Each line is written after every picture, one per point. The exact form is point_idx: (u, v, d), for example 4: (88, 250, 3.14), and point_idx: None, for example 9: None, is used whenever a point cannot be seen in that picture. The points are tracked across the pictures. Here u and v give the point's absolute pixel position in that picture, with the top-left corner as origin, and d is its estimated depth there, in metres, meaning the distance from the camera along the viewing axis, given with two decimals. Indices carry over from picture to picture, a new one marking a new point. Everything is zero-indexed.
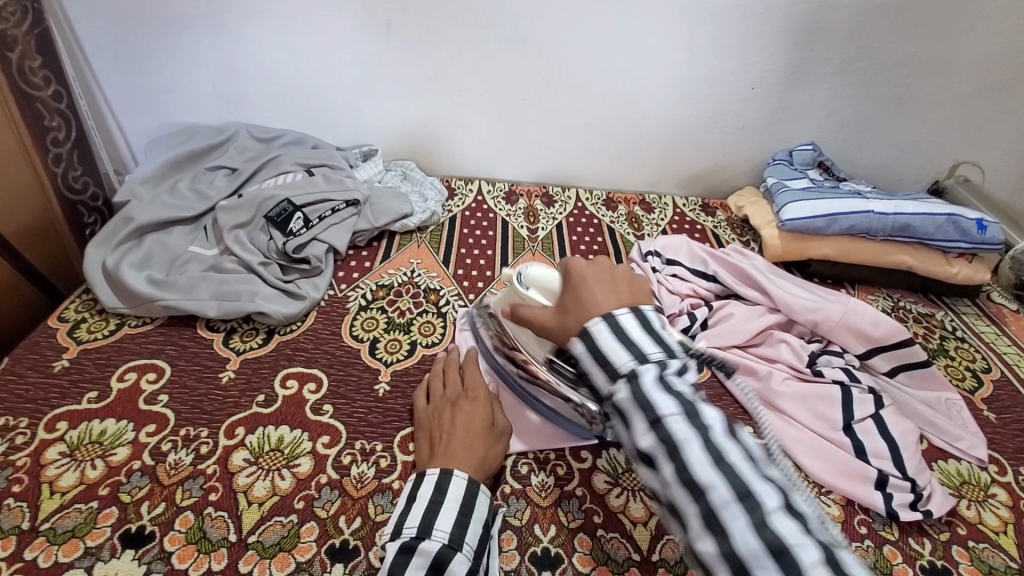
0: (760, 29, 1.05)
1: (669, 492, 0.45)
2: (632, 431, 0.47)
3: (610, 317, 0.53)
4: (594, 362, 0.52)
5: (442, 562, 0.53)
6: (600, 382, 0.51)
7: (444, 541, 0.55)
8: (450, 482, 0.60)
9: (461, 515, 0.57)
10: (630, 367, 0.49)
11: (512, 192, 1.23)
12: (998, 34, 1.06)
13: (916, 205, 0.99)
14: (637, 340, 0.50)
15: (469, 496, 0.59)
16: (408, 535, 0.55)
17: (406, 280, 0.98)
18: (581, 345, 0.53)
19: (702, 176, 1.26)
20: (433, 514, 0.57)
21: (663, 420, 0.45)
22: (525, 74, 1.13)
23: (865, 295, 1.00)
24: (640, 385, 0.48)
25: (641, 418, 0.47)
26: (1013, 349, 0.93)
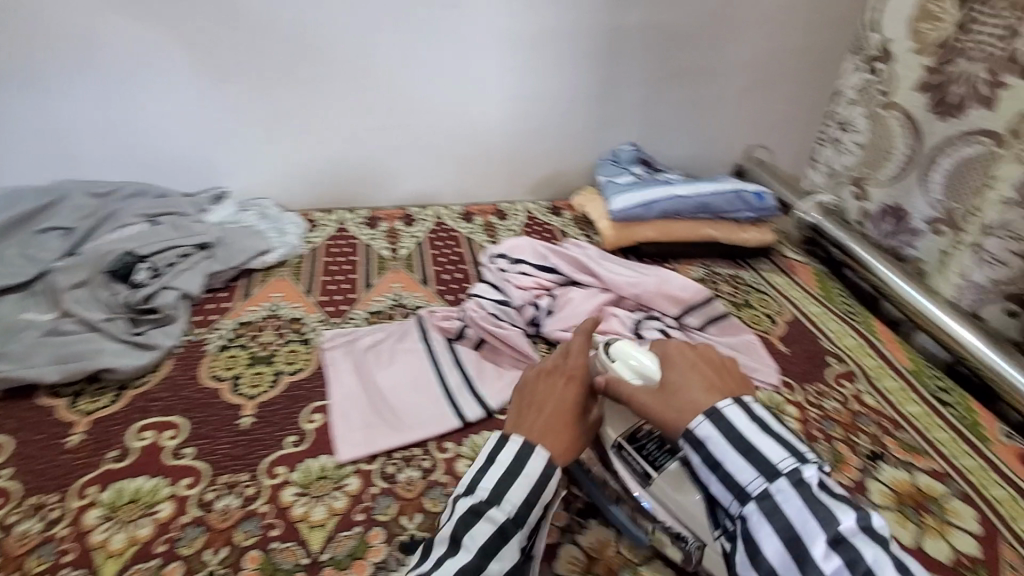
0: (568, 48, 1.22)
1: None
2: (808, 546, 0.48)
3: (742, 403, 0.57)
4: (740, 453, 0.53)
5: (505, 530, 0.56)
6: (742, 476, 0.53)
7: (510, 513, 0.58)
8: (531, 459, 0.61)
9: (507, 478, 0.59)
10: (791, 465, 0.52)
11: (374, 217, 1.28)
12: (756, 40, 1.28)
13: (711, 186, 1.17)
14: (762, 449, 0.53)
15: (520, 459, 0.60)
16: (479, 498, 0.58)
17: (268, 314, 0.99)
18: (711, 426, 0.55)
19: (548, 181, 1.39)
20: (505, 484, 0.59)
21: (845, 537, 0.48)
22: (366, 104, 1.21)
23: (686, 267, 1.16)
24: (804, 488, 0.51)
25: (824, 532, 0.48)
26: (801, 293, 1.12)
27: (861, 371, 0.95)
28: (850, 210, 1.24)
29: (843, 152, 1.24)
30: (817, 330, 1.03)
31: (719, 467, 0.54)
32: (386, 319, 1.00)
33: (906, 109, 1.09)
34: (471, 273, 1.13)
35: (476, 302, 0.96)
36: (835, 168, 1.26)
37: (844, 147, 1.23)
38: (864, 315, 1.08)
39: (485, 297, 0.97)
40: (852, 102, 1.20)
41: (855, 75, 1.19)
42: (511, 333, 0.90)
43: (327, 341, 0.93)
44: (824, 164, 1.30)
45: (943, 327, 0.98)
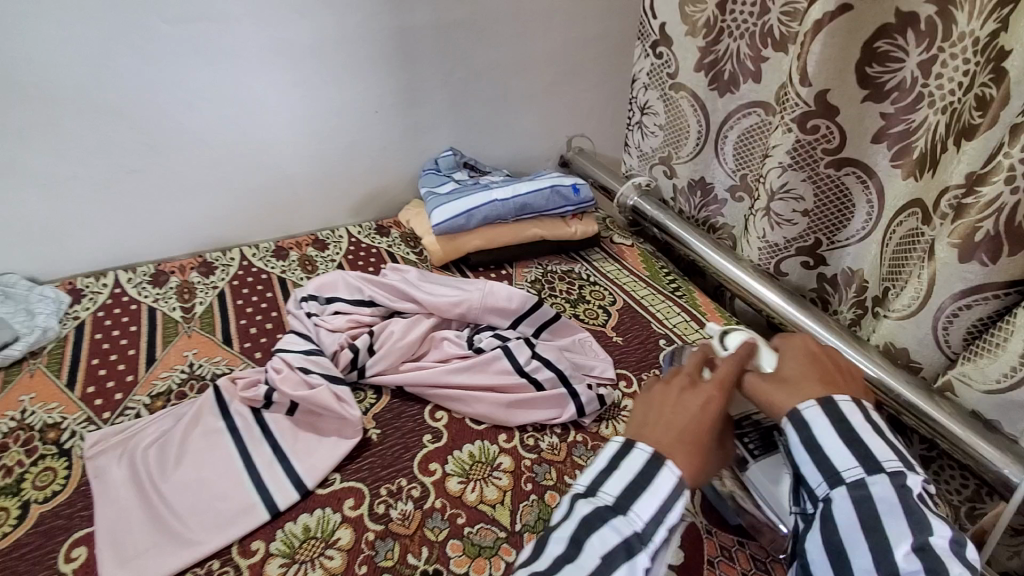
0: (354, 57, 1.11)
1: None
2: (890, 545, 0.49)
3: (860, 405, 0.58)
4: (847, 441, 0.55)
5: (630, 543, 0.51)
6: (838, 465, 0.54)
7: (637, 525, 0.52)
8: (659, 475, 0.54)
9: (640, 483, 0.54)
10: (894, 466, 0.53)
11: (160, 272, 1.08)
12: (552, 30, 1.27)
13: (528, 184, 1.15)
14: (868, 443, 0.55)
15: (649, 471, 0.54)
16: (605, 500, 0.54)
17: (14, 426, 0.79)
18: (822, 407, 0.57)
19: (369, 199, 1.28)
20: (632, 495, 0.53)
21: (930, 546, 0.49)
22: (118, 142, 1.02)
23: (520, 270, 1.13)
24: (863, 493, 0.52)
25: (909, 535, 0.49)
26: (630, 278, 1.14)
27: (687, 347, 0.98)
28: (663, 189, 1.28)
29: (648, 135, 1.26)
30: (646, 313, 1.05)
31: (818, 454, 0.55)
32: (176, 398, 0.83)
33: (692, 90, 1.12)
34: (284, 319, 0.99)
35: (284, 359, 0.83)
36: (645, 150, 1.28)
37: (648, 130, 1.25)
38: (688, 288, 1.12)
39: (291, 350, 0.85)
40: (647, 87, 1.22)
41: (644, 61, 1.20)
42: (323, 392, 0.78)
43: (87, 450, 0.74)
44: (634, 146, 1.32)
45: (749, 288, 1.05)
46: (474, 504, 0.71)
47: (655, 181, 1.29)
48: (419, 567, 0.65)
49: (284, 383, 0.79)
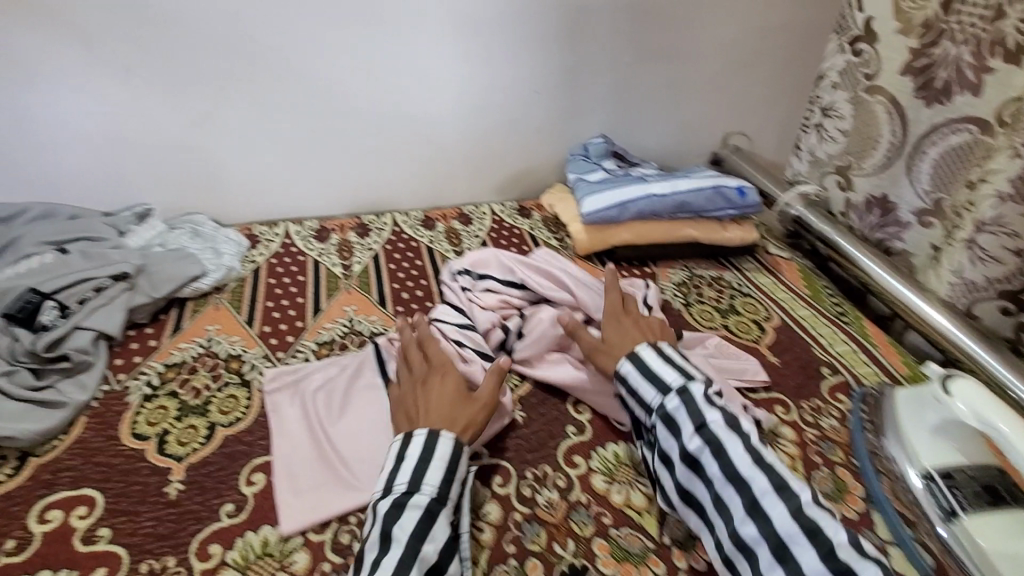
0: (527, 37, 1.11)
1: (717, 485, 0.64)
2: (683, 439, 0.67)
3: (655, 346, 0.76)
4: (647, 380, 0.73)
5: (431, 512, 0.62)
6: (649, 396, 0.72)
7: (431, 494, 0.63)
8: (438, 444, 0.66)
9: (420, 464, 0.65)
10: (679, 382, 0.71)
11: (323, 229, 1.15)
12: (731, 20, 1.20)
13: (689, 182, 1.09)
14: (660, 373, 0.73)
15: (429, 447, 0.65)
16: (398, 492, 0.62)
17: (201, 352, 0.87)
18: (631, 365, 0.75)
19: (515, 179, 1.28)
20: (421, 471, 0.64)
21: (709, 427, 0.67)
22: (303, 101, 1.07)
23: (666, 270, 1.08)
24: (669, 408, 0.70)
25: (693, 426, 0.67)
26: (788, 294, 1.05)
27: (856, 380, 0.89)
28: (833, 202, 1.17)
29: (826, 139, 1.16)
30: (807, 336, 0.97)
31: (635, 393, 0.74)
32: (339, 349, 0.89)
33: (892, 93, 1.01)
34: (433, 289, 1.02)
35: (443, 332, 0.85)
36: (818, 155, 1.19)
37: (827, 134, 1.15)
38: (854, 315, 1.02)
39: (447, 321, 0.87)
40: (835, 87, 1.12)
41: (838, 57, 1.11)
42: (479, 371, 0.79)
43: (267, 383, 0.81)
44: (807, 150, 1.22)
45: (943, 334, 0.92)
46: (621, 506, 0.70)
47: (827, 191, 1.18)
48: (565, 558, 0.64)
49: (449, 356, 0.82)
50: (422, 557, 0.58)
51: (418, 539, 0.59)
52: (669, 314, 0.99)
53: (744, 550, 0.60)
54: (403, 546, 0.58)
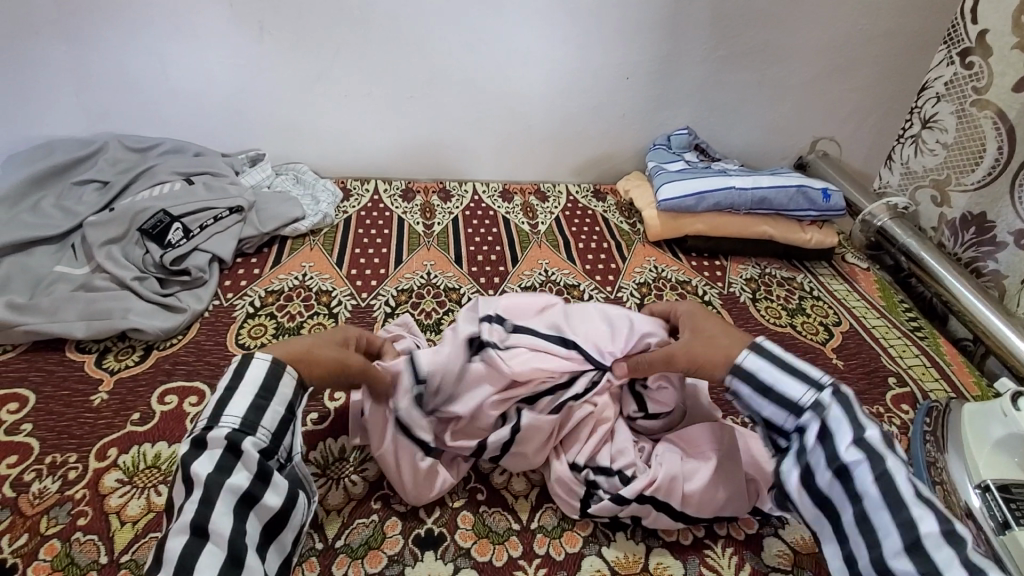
0: (625, 23, 1.13)
1: (869, 506, 0.52)
2: (838, 446, 0.55)
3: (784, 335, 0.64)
4: (787, 372, 0.60)
5: (242, 441, 0.52)
6: (789, 390, 0.59)
7: (235, 425, 0.52)
8: (250, 367, 0.55)
9: (226, 392, 0.54)
10: (830, 380, 0.59)
11: (409, 190, 1.24)
12: (838, 21, 1.17)
13: (771, 180, 1.08)
14: (803, 368, 0.60)
15: (239, 373, 0.55)
16: (198, 428, 0.52)
17: (297, 284, 0.97)
18: (763, 354, 0.62)
19: (594, 162, 1.31)
20: (224, 401, 0.53)
21: (870, 439, 0.54)
22: (408, 69, 1.14)
23: (736, 265, 1.09)
24: (819, 410, 0.57)
25: (852, 434, 0.54)
26: (861, 302, 1.04)
27: (923, 394, 0.87)
28: (922, 216, 1.15)
29: (925, 152, 1.14)
30: (877, 345, 0.95)
31: (769, 388, 0.61)
32: (416, 298, 0.96)
33: (1001, 109, 0.96)
34: (507, 255, 1.08)
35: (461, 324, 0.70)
36: (913, 167, 1.17)
37: (926, 146, 1.13)
38: (930, 331, 1.00)
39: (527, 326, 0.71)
40: (939, 98, 1.08)
41: (946, 68, 1.07)
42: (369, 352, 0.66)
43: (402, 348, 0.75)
44: (902, 162, 1.21)
45: None
46: None
47: (917, 205, 1.16)
48: None
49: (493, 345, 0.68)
50: (229, 494, 0.49)
51: (223, 474, 0.49)
52: (733, 306, 1.01)
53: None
54: (208, 480, 0.48)
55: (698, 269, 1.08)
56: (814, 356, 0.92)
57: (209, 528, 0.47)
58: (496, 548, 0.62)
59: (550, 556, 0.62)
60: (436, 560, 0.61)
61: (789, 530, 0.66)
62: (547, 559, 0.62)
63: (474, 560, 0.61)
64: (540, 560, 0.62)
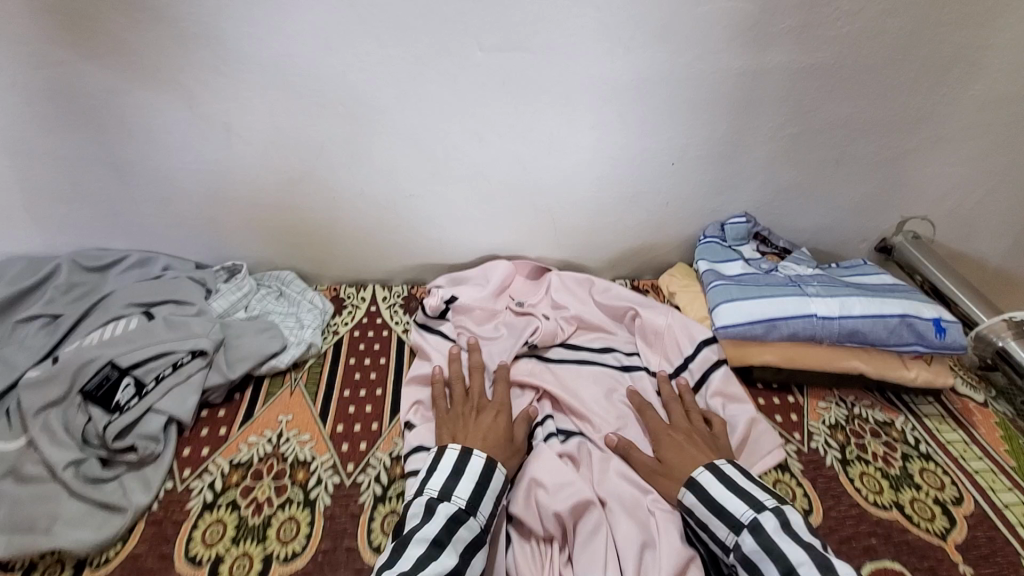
0: (671, 105, 0.92)
1: None
2: None
3: (714, 468, 0.71)
4: (713, 514, 0.67)
5: (477, 541, 0.64)
6: (721, 532, 0.66)
7: (481, 526, 0.65)
8: (492, 478, 0.70)
9: (478, 488, 0.68)
10: (774, 503, 0.65)
11: (412, 298, 1.06)
12: (938, 87, 0.93)
13: (863, 302, 0.85)
14: (749, 489, 0.67)
15: (486, 477, 0.70)
16: (457, 504, 0.66)
17: (268, 452, 0.79)
18: (690, 495, 0.70)
19: (630, 255, 1.10)
20: (479, 497, 0.68)
21: (795, 571, 0.58)
22: (405, 166, 0.96)
23: (815, 405, 0.87)
24: (755, 535, 0.63)
25: (776, 569, 0.59)
26: (985, 464, 0.80)
27: None
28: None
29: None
30: (1015, 539, 0.72)
31: (718, 505, 0.67)
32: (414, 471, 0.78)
33: None
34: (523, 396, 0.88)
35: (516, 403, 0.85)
36: None
37: None
38: None
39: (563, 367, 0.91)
40: None
41: None
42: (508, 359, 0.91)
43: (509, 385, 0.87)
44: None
45: None
46: None
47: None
48: None
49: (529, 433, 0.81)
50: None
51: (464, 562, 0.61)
52: (817, 475, 0.78)
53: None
54: (455, 560, 0.61)
55: (767, 412, 0.86)
56: (935, 563, 0.69)
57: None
58: None
59: None
60: None
61: None
62: None
63: None
64: None
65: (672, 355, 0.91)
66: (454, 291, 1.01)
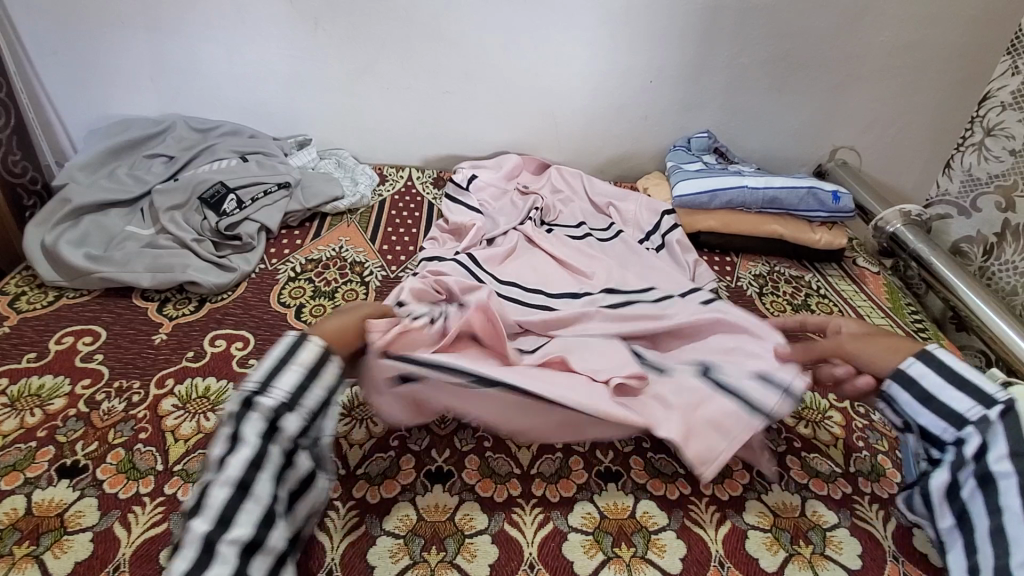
0: (652, 30, 1.19)
1: (1011, 530, 0.55)
2: (981, 470, 0.59)
3: (926, 358, 0.65)
4: (925, 401, 0.64)
5: (282, 419, 0.56)
6: (931, 420, 0.64)
7: (281, 398, 0.57)
8: (298, 350, 0.60)
9: (276, 364, 0.59)
10: (1008, 396, 0.60)
11: (440, 178, 1.33)
12: (860, 32, 1.21)
13: (783, 180, 1.15)
14: (977, 382, 0.62)
15: (291, 350, 0.60)
16: (250, 390, 0.56)
17: (334, 255, 1.06)
18: (896, 381, 0.66)
19: (617, 160, 1.38)
20: (276, 372, 0.58)
21: (1018, 461, 0.56)
22: (445, 65, 1.23)
23: (746, 262, 1.14)
24: (985, 429, 0.59)
25: (997, 457, 0.58)
26: (867, 302, 1.08)
27: None
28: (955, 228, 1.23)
29: (990, 160, 1.16)
30: None
31: (936, 397, 0.63)
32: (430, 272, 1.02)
33: None
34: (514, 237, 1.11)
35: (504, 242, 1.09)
36: (975, 175, 1.19)
37: (991, 154, 1.15)
38: (934, 333, 1.03)
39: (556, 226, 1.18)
40: (1003, 108, 1.12)
41: (1011, 78, 1.11)
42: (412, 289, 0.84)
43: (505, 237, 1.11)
44: (963, 170, 1.23)
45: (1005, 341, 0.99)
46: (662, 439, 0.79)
47: (979, 212, 1.18)
48: (604, 463, 0.75)
49: (525, 262, 1.06)
50: (270, 464, 0.54)
51: (268, 441, 0.54)
52: (740, 298, 1.05)
53: (966, 528, 0.59)
54: (254, 446, 0.53)
55: (709, 264, 1.14)
56: None
57: (251, 486, 0.52)
58: (498, 487, 0.71)
59: (546, 498, 0.70)
60: (444, 492, 0.70)
61: (750, 510, 0.71)
62: (543, 500, 0.70)
63: (478, 495, 0.70)
64: (537, 500, 0.70)
65: (643, 226, 1.16)
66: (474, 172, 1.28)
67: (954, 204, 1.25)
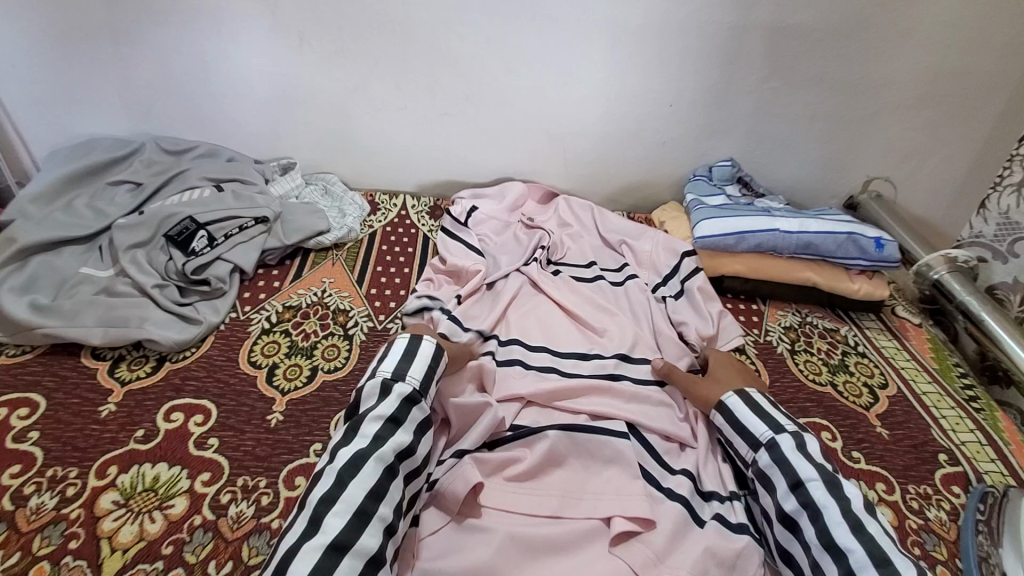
0: (674, 50, 1.07)
1: (813, 551, 0.61)
2: (780, 497, 0.67)
3: (726, 404, 0.77)
4: (739, 434, 0.74)
5: (425, 418, 0.69)
6: (743, 451, 0.73)
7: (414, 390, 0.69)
8: (418, 346, 0.73)
9: (403, 359, 0.72)
10: (771, 436, 0.71)
11: (436, 207, 1.21)
12: (904, 55, 1.09)
13: (819, 223, 1.03)
14: (774, 415, 0.74)
15: (411, 347, 0.73)
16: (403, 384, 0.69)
17: (315, 301, 0.95)
18: (721, 416, 0.77)
19: (631, 189, 1.26)
20: (406, 364, 0.71)
21: (806, 485, 0.65)
22: (444, 84, 1.11)
23: (774, 311, 1.03)
24: (772, 457, 0.70)
25: (787, 483, 0.67)
26: (911, 363, 0.96)
27: (976, 475, 0.79)
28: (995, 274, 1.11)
29: None
30: (926, 415, 0.87)
31: (731, 442, 0.75)
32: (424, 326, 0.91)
33: None
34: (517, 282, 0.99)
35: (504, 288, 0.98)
36: (1013, 219, 1.07)
37: None
38: (987, 403, 0.91)
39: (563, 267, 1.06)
40: None
41: None
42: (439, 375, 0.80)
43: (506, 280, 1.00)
44: (1000, 211, 1.11)
45: None
46: None
47: (1016, 258, 1.06)
48: None
49: (529, 312, 0.95)
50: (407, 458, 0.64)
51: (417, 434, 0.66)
52: (769, 357, 0.94)
53: (792, 565, 0.64)
54: (408, 435, 0.65)
55: (733, 313, 1.02)
56: (856, 423, 0.85)
57: (397, 470, 0.62)
58: None
59: None
60: None
61: None
62: None
63: None
64: None
65: (660, 268, 1.04)
66: (475, 202, 1.16)
67: (988, 248, 1.12)
